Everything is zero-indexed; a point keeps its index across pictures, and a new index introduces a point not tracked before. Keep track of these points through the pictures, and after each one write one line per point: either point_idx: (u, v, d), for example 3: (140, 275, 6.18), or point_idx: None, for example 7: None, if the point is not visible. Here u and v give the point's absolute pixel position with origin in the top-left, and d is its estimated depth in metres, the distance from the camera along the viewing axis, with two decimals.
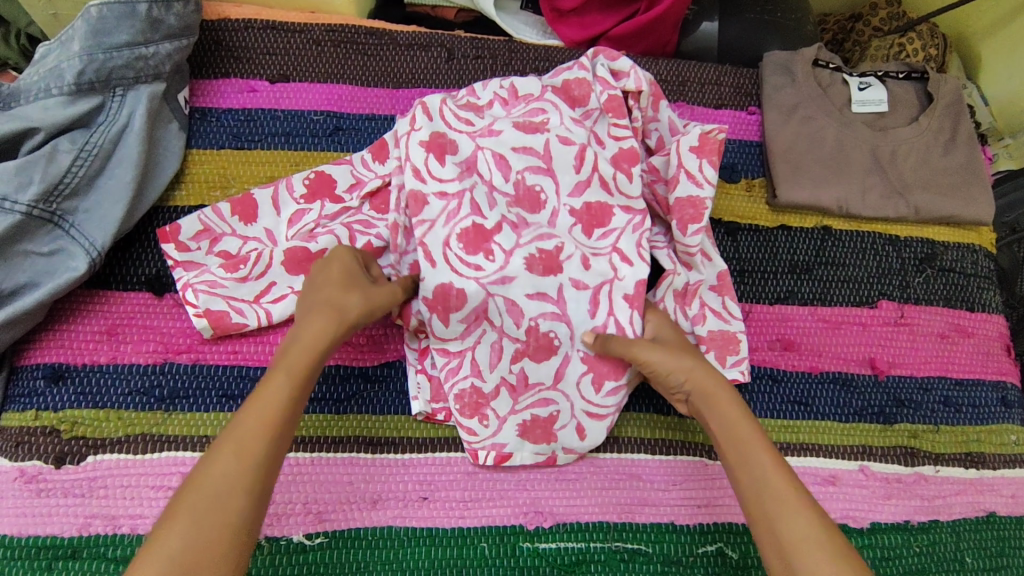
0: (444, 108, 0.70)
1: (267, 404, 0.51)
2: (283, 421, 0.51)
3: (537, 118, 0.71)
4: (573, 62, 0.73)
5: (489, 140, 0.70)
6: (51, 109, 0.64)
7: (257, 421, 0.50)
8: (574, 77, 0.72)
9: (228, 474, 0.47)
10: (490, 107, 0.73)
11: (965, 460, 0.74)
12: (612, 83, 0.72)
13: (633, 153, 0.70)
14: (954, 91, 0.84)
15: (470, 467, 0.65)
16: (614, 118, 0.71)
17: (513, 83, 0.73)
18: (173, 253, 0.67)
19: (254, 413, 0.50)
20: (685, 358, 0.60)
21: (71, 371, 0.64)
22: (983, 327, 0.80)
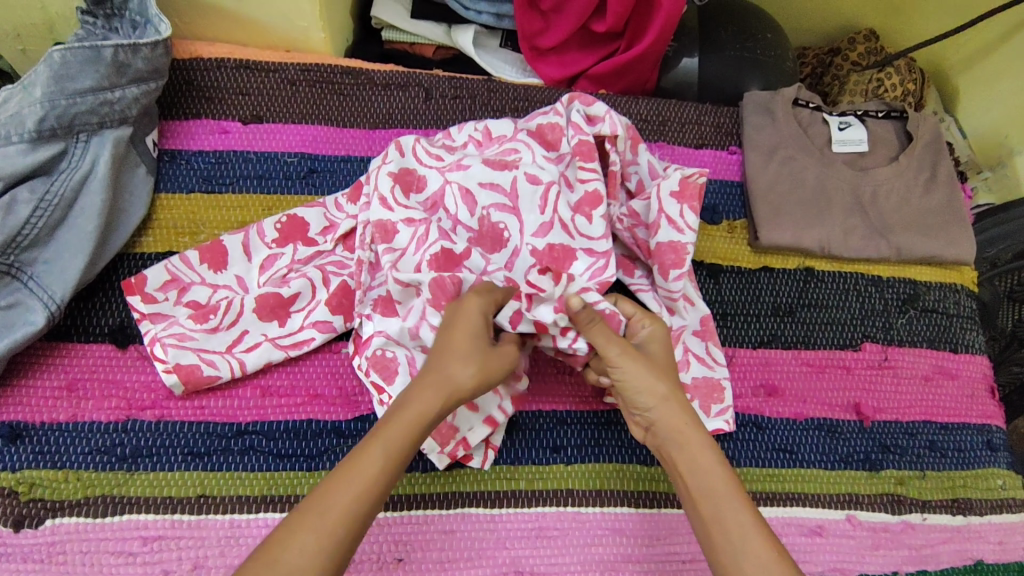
0: (416, 145, 0.69)
1: (361, 475, 0.47)
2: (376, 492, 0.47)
3: (509, 157, 0.69)
4: (550, 106, 0.72)
5: (457, 173, 0.68)
6: (10, 157, 0.61)
7: (346, 498, 0.46)
8: (547, 122, 0.71)
9: (303, 554, 0.43)
10: (464, 148, 0.72)
11: (952, 507, 0.73)
12: (585, 129, 0.69)
13: (597, 197, 0.67)
14: (932, 131, 0.84)
15: (448, 526, 0.63)
16: (582, 161, 0.68)
17: (487, 125, 0.73)
18: (140, 305, 0.65)
19: (343, 487, 0.46)
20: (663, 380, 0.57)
21: (30, 430, 0.61)
22: (967, 369, 0.79)
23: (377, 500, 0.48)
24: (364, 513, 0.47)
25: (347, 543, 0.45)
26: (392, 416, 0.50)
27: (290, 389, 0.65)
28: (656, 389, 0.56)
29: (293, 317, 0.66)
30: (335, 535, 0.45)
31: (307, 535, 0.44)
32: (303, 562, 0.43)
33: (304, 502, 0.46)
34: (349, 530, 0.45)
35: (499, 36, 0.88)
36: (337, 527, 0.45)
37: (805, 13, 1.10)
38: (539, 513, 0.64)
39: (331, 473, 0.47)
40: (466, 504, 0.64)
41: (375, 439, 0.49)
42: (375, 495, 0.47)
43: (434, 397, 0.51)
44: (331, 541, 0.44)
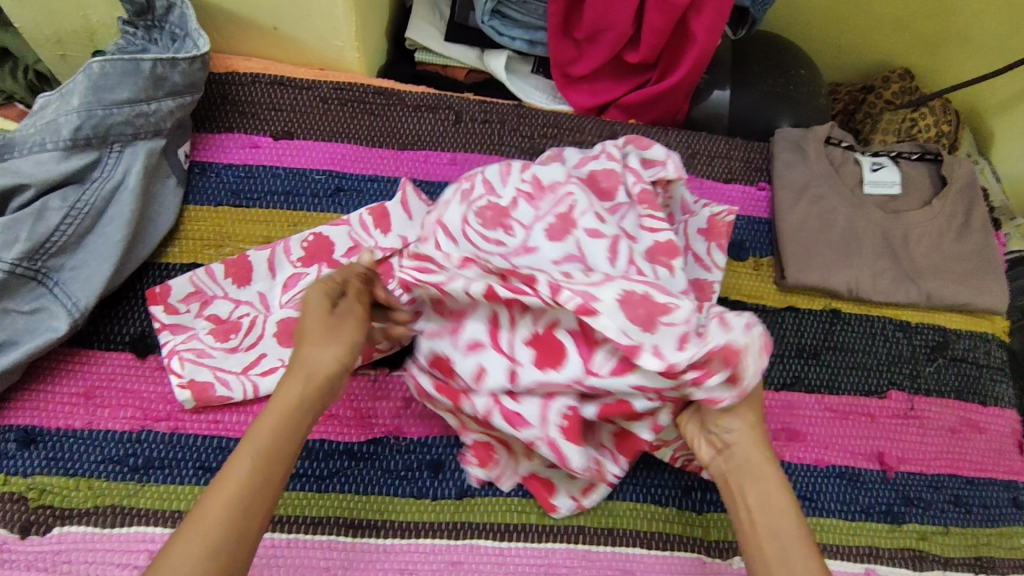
0: (467, 229, 0.64)
1: (228, 487, 0.47)
2: (251, 503, 0.47)
3: (569, 208, 0.63)
4: (600, 149, 0.69)
5: (526, 258, 0.62)
6: (44, 163, 0.63)
7: (221, 500, 0.46)
8: (602, 168, 0.67)
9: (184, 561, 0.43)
10: (514, 206, 0.65)
11: (975, 565, 0.70)
12: (642, 171, 0.67)
13: (671, 246, 0.62)
14: (968, 175, 0.82)
15: (456, 557, 0.62)
16: (646, 211, 0.64)
17: (535, 173, 0.66)
18: (161, 315, 0.65)
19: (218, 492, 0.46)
20: (747, 416, 0.56)
21: (44, 435, 0.61)
22: (996, 422, 0.77)
23: (259, 509, 0.47)
24: (243, 525, 0.46)
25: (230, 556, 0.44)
26: (259, 422, 0.50)
27: None
28: (750, 421, 0.56)
29: None
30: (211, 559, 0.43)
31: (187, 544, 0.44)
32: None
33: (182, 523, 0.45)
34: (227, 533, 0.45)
35: (532, 62, 0.88)
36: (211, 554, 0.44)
37: (838, 51, 1.09)
38: (549, 549, 0.63)
39: (208, 488, 0.47)
40: (475, 536, 0.63)
41: (238, 460, 0.48)
42: (254, 501, 0.47)
43: (302, 390, 0.52)
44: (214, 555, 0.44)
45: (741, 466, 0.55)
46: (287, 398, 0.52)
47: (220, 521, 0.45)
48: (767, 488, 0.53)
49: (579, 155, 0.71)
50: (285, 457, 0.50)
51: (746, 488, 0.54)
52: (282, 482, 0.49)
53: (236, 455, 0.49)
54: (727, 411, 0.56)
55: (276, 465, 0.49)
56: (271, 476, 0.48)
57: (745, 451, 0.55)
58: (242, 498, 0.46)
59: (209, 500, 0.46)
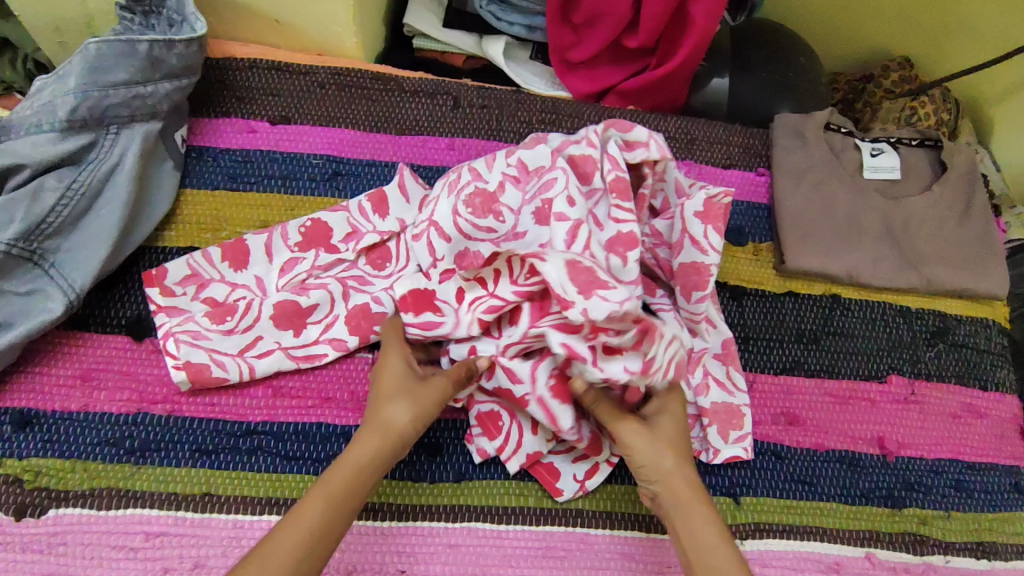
0: (457, 220, 0.64)
1: (297, 527, 0.50)
2: (312, 549, 0.49)
3: (548, 193, 0.63)
4: (582, 136, 0.67)
5: (512, 244, 0.64)
6: (40, 145, 0.62)
7: (286, 547, 0.49)
8: (580, 152, 0.66)
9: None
10: (502, 190, 0.65)
11: (976, 550, 0.70)
12: (621, 161, 0.65)
13: (632, 238, 0.61)
14: (969, 161, 0.82)
15: (454, 539, 0.61)
16: (616, 200, 0.63)
17: (520, 158, 0.66)
18: (157, 297, 0.65)
19: (284, 535, 0.49)
20: (672, 455, 0.57)
21: (40, 418, 0.61)
22: (997, 408, 0.76)
23: (317, 555, 0.50)
24: (300, 569, 0.49)
25: None
26: (333, 468, 0.53)
27: (302, 391, 0.65)
28: (669, 461, 0.56)
29: (309, 328, 0.66)
30: None
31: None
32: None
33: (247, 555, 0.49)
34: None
35: (530, 49, 0.87)
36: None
37: (838, 39, 1.09)
38: (547, 532, 0.63)
39: (277, 525, 0.50)
40: (473, 519, 0.62)
41: (309, 501, 0.51)
42: (314, 547, 0.49)
43: (372, 447, 0.54)
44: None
45: (672, 507, 0.55)
46: (360, 453, 0.54)
47: (287, 564, 0.48)
48: (697, 528, 0.53)
49: (561, 138, 0.69)
50: (350, 507, 0.52)
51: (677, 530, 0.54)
52: (337, 538, 0.51)
53: (308, 496, 0.52)
54: (639, 455, 0.57)
55: (340, 514, 0.51)
56: (330, 536, 0.51)
57: (672, 492, 0.56)
58: (305, 548, 0.49)
59: (277, 537, 0.49)
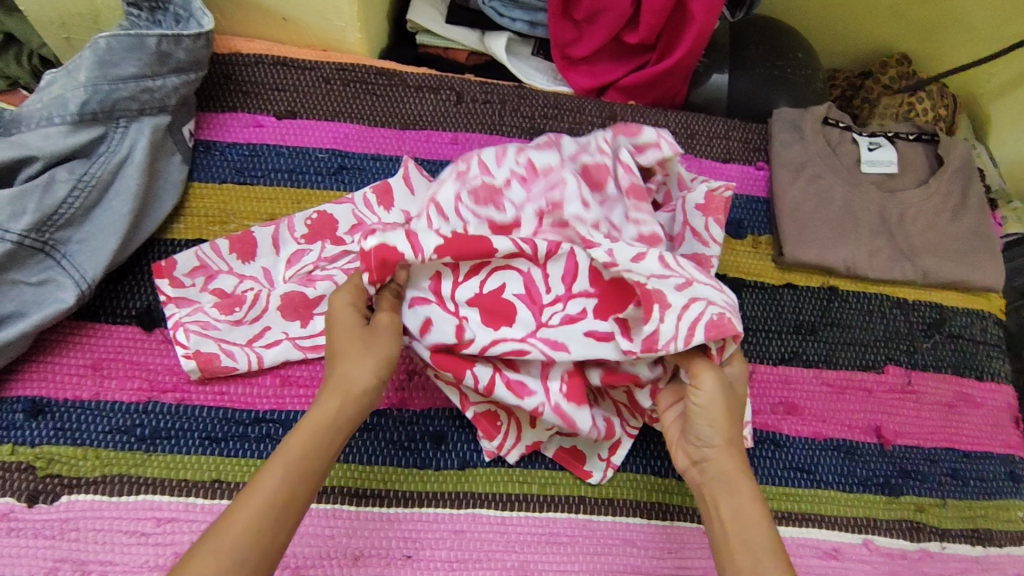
0: (459, 206, 0.63)
1: (261, 494, 0.48)
2: (281, 512, 0.48)
3: (557, 195, 0.61)
4: (591, 147, 0.65)
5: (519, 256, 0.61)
6: (52, 138, 0.63)
7: (252, 513, 0.47)
8: (592, 159, 0.64)
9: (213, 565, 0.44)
10: (508, 188, 0.63)
11: (971, 537, 0.71)
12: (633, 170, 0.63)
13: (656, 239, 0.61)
14: (964, 155, 0.83)
15: (459, 525, 0.63)
16: (634, 201, 0.62)
17: (529, 158, 0.63)
18: (167, 288, 0.66)
19: (249, 499, 0.48)
20: (726, 430, 0.54)
21: (52, 406, 0.62)
22: (992, 397, 0.78)
23: (285, 519, 0.48)
24: (274, 533, 0.47)
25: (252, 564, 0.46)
26: (295, 432, 0.52)
27: (309, 380, 0.66)
28: (725, 432, 0.54)
29: (316, 318, 0.66)
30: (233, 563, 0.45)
31: (213, 552, 0.45)
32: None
33: (214, 523, 0.47)
34: (250, 556, 0.46)
35: (532, 45, 0.89)
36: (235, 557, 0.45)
37: (835, 36, 1.10)
38: (550, 518, 0.64)
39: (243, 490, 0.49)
40: (477, 506, 0.64)
41: (272, 467, 0.50)
42: (283, 512, 0.48)
43: (337, 403, 0.53)
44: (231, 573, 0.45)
45: (714, 478, 0.53)
46: (325, 414, 0.52)
47: (252, 530, 0.47)
48: (742, 501, 0.51)
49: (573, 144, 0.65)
50: (318, 467, 0.51)
51: (719, 501, 0.52)
52: (307, 500, 0.50)
53: (271, 462, 0.50)
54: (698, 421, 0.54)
55: (309, 477, 0.50)
56: (297, 501, 0.49)
57: (719, 464, 0.53)
58: (270, 512, 0.48)
59: (240, 507, 0.48)
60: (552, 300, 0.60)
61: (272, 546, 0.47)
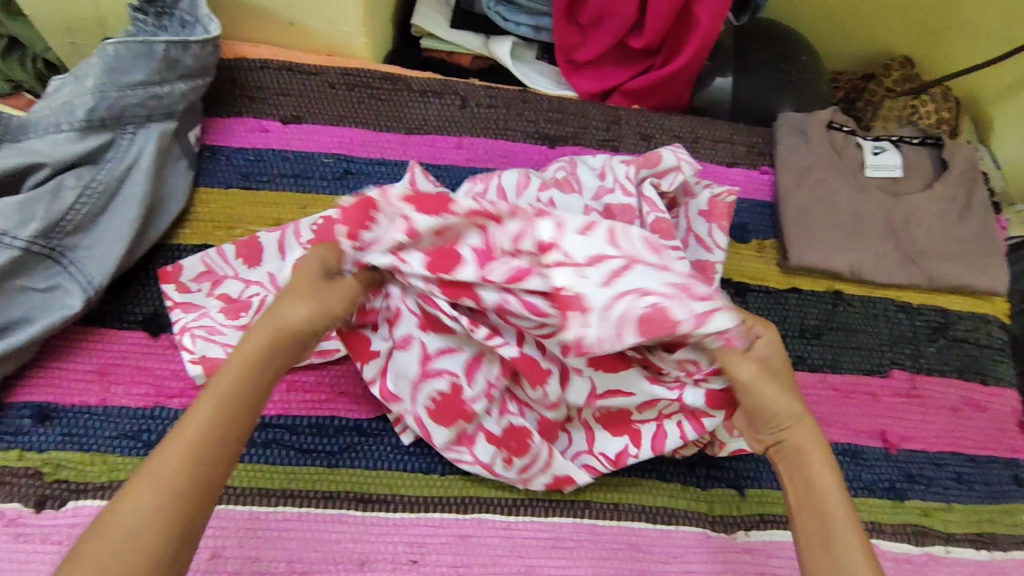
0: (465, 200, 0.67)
1: (189, 432, 0.48)
2: (209, 449, 0.48)
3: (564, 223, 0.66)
4: (614, 183, 0.66)
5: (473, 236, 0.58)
6: (60, 144, 0.64)
7: (179, 455, 0.47)
8: (619, 203, 0.64)
9: (142, 510, 0.44)
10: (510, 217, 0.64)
11: (977, 541, 0.71)
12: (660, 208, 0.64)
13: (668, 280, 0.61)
14: (969, 159, 0.83)
15: (465, 530, 0.63)
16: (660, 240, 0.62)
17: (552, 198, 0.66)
18: (173, 294, 0.66)
19: (175, 443, 0.47)
20: (795, 404, 0.56)
21: (59, 412, 0.62)
22: (997, 401, 0.78)
23: (219, 454, 0.48)
24: (206, 468, 0.47)
25: (183, 504, 0.45)
26: (221, 372, 0.51)
27: (316, 385, 0.67)
28: (791, 408, 0.55)
29: None
30: (164, 498, 0.45)
31: (142, 496, 0.45)
32: (134, 533, 0.43)
33: (138, 470, 0.47)
34: (180, 499, 0.45)
35: (537, 49, 0.89)
36: (163, 494, 0.45)
37: (839, 39, 1.10)
38: (556, 523, 0.64)
39: (168, 434, 0.48)
40: (483, 510, 0.64)
41: (198, 407, 0.49)
42: (213, 447, 0.48)
43: (267, 346, 0.53)
44: (170, 517, 0.45)
45: (789, 458, 0.55)
46: (252, 350, 0.52)
47: (180, 464, 0.46)
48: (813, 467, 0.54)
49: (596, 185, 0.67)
50: (245, 407, 0.50)
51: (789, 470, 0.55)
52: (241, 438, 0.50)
53: (199, 401, 0.49)
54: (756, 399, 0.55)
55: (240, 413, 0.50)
56: (224, 442, 0.49)
57: (794, 441, 0.55)
58: (197, 455, 0.47)
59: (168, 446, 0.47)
60: (494, 283, 0.56)
61: (206, 490, 0.47)
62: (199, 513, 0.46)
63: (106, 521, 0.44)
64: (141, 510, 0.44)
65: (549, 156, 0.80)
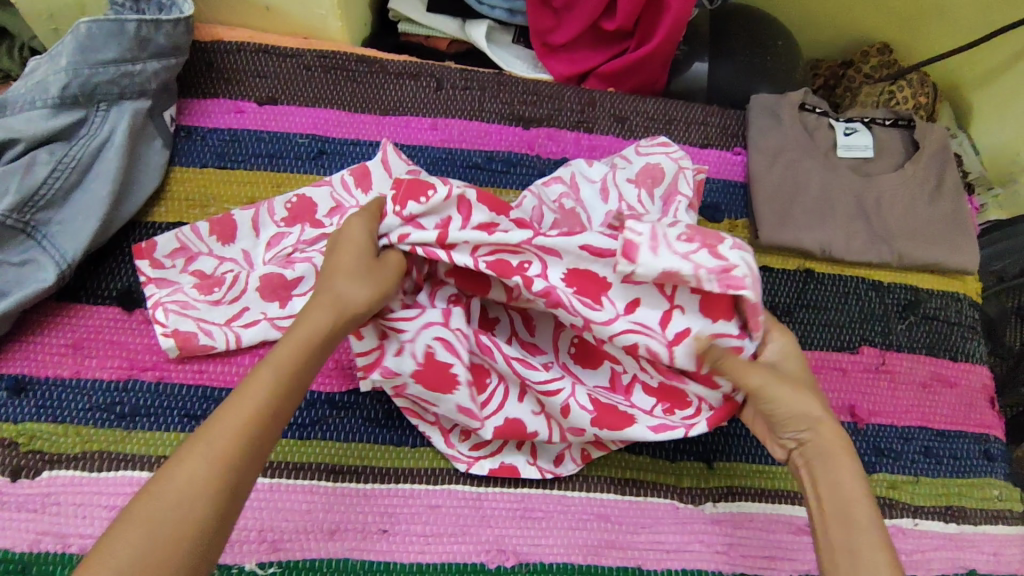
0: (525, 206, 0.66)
1: (251, 405, 0.45)
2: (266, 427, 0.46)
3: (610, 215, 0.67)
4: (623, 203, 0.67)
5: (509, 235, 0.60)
6: (33, 121, 0.65)
7: (237, 434, 0.44)
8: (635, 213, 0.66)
9: (197, 486, 0.41)
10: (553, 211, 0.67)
11: (946, 514, 0.72)
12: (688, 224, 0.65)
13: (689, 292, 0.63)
14: (941, 140, 0.84)
15: (434, 501, 0.64)
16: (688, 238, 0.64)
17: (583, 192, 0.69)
18: (147, 269, 0.67)
19: (233, 419, 0.44)
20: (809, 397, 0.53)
21: (34, 384, 0.63)
22: (967, 377, 0.78)
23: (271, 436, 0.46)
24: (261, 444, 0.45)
25: (239, 483, 0.43)
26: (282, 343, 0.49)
27: None
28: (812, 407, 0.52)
29: (294, 299, 0.67)
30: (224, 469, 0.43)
31: (198, 473, 0.42)
32: (183, 514, 0.40)
33: (187, 443, 0.43)
34: (233, 481, 0.43)
35: (513, 33, 0.90)
36: (226, 465, 0.43)
37: (818, 26, 1.11)
38: (525, 494, 0.65)
39: (221, 409, 0.45)
40: (453, 481, 0.65)
41: (259, 379, 0.47)
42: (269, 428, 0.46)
43: (329, 327, 0.51)
44: (220, 501, 0.42)
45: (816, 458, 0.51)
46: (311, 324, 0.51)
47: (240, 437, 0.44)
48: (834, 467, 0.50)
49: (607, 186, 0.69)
50: (299, 389, 0.49)
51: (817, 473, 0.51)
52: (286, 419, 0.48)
53: (257, 370, 0.48)
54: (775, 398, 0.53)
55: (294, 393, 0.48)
56: (279, 422, 0.47)
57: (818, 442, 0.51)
58: (254, 435, 0.45)
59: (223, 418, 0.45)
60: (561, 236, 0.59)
61: (252, 471, 0.44)
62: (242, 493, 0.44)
63: (153, 496, 0.40)
64: (202, 482, 0.42)
65: (523, 137, 0.81)
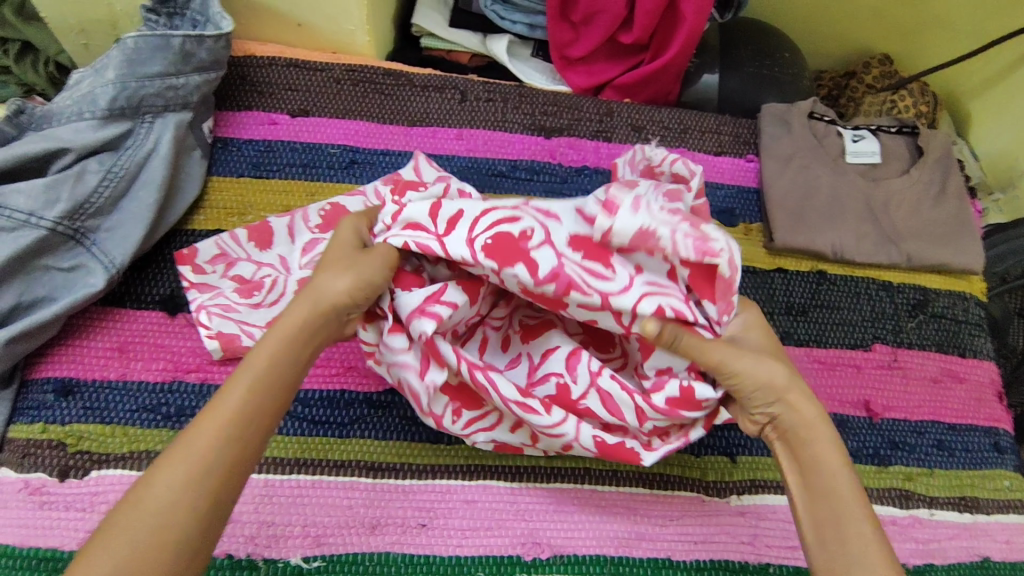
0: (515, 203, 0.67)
1: (218, 414, 0.47)
2: (237, 434, 0.46)
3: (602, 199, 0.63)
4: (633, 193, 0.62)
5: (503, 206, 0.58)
6: (82, 132, 0.68)
7: (211, 440, 0.45)
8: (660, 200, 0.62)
9: (162, 499, 0.43)
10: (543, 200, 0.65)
11: (959, 504, 0.75)
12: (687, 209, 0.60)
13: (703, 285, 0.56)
14: (943, 146, 0.88)
15: (470, 496, 0.66)
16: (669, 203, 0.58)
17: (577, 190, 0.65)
18: (190, 274, 0.69)
19: (205, 428, 0.46)
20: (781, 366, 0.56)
21: (81, 387, 0.65)
22: (976, 373, 0.81)
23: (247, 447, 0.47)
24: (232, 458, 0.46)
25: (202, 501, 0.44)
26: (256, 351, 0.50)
27: (326, 360, 0.70)
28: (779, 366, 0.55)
29: None
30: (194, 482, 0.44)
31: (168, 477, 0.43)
32: (161, 519, 0.42)
33: (166, 453, 0.45)
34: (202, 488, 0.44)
35: (532, 46, 0.93)
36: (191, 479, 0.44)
37: (820, 39, 1.15)
38: (557, 489, 0.67)
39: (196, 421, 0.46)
40: (487, 477, 0.67)
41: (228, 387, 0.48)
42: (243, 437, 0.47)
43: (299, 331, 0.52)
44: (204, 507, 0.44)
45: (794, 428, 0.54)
46: (286, 330, 0.52)
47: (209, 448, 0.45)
48: (817, 449, 0.53)
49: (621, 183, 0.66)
50: (272, 394, 0.49)
51: (796, 452, 0.54)
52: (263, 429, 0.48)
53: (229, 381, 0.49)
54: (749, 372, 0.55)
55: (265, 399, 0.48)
56: (250, 430, 0.47)
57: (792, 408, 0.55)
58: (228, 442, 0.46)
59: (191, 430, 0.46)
60: (554, 225, 0.58)
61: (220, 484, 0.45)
62: (230, 499, 0.45)
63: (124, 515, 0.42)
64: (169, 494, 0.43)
65: (545, 146, 0.84)
